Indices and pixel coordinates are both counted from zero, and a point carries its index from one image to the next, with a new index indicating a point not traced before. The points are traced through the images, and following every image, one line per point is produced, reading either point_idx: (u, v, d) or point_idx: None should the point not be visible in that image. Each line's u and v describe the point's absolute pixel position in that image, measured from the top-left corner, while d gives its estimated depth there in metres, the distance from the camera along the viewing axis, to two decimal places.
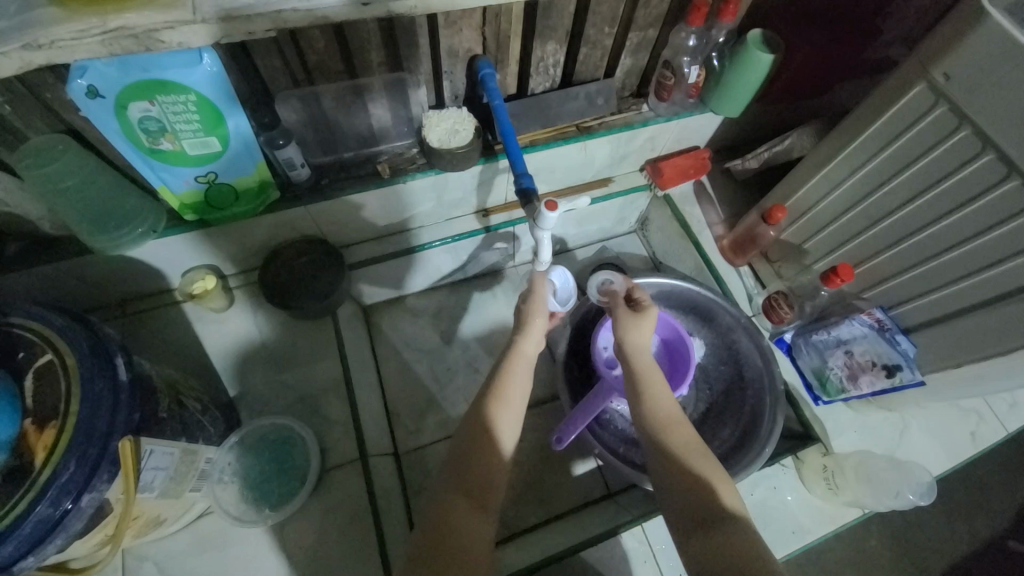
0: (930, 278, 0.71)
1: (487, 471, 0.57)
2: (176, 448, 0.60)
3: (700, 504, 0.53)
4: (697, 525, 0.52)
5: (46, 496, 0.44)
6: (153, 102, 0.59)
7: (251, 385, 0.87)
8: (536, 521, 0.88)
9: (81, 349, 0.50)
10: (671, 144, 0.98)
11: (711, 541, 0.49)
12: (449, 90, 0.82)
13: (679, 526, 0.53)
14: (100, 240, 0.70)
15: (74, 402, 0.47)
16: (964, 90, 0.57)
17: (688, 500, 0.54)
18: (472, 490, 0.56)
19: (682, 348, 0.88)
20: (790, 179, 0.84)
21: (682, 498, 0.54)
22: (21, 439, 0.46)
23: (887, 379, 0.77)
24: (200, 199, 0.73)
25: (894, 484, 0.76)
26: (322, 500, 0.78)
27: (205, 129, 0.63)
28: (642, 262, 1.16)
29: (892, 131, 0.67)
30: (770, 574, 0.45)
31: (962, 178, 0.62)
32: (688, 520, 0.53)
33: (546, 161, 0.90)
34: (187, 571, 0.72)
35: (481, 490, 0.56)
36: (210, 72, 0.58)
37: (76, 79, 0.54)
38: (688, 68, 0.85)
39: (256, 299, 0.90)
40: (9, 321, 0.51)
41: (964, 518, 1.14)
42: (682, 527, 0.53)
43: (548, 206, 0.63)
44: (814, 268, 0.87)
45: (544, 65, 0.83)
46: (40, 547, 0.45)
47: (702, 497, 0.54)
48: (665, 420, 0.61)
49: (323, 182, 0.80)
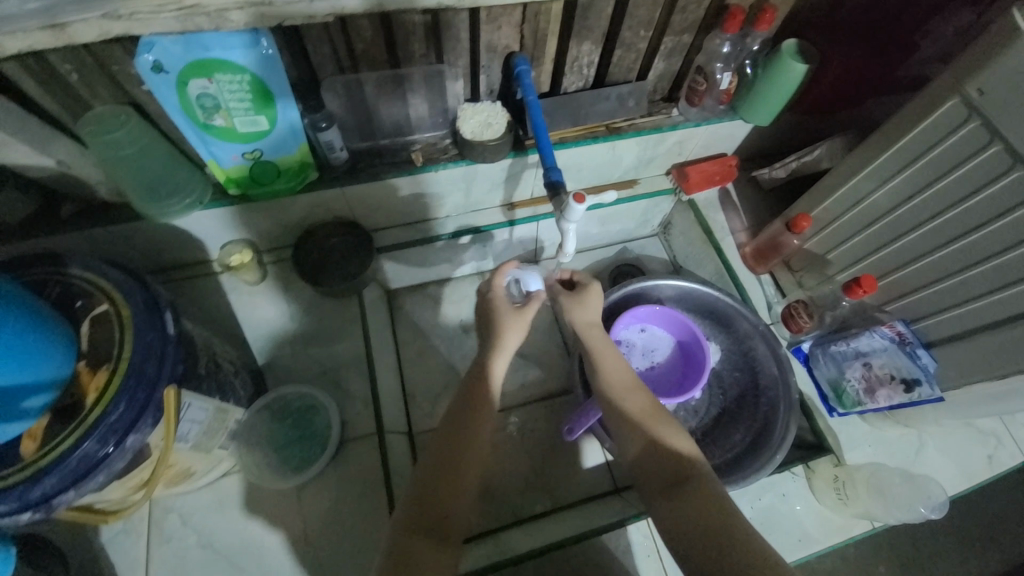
0: (955, 293, 0.70)
1: (443, 510, 0.58)
2: (210, 403, 0.64)
3: (664, 466, 0.60)
4: (665, 486, 0.59)
5: (95, 433, 0.48)
6: (211, 79, 0.63)
7: (278, 356, 0.91)
8: (542, 509, 0.90)
9: (135, 303, 0.54)
10: (699, 149, 0.99)
11: (677, 498, 0.57)
12: (484, 84, 0.85)
13: (651, 490, 0.60)
14: (152, 208, 0.74)
15: (127, 348, 0.52)
16: (998, 105, 0.58)
17: (656, 465, 0.61)
18: (429, 528, 0.56)
19: (699, 351, 0.90)
20: (817, 189, 0.84)
21: (650, 464, 0.61)
22: (75, 379, 0.51)
23: (905, 394, 0.76)
24: (245, 174, 0.76)
25: (907, 499, 0.75)
26: (338, 470, 0.81)
27: (255, 107, 0.67)
28: (662, 265, 1.17)
29: (923, 145, 0.67)
30: (725, 513, 0.53)
31: (990, 195, 0.62)
32: (658, 483, 0.60)
33: (574, 159, 0.92)
34: (209, 524, 0.77)
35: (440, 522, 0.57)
36: (266, 55, 0.62)
37: (144, 54, 0.58)
38: (721, 75, 0.86)
39: (287, 275, 0.94)
40: (69, 272, 0.56)
41: (977, 548, 1.12)
42: (653, 490, 0.60)
43: (576, 199, 0.65)
44: (837, 279, 0.87)
45: (579, 65, 0.85)
46: (82, 483, 0.48)
47: (666, 460, 0.61)
48: (622, 392, 0.68)
49: (360, 166, 0.83)
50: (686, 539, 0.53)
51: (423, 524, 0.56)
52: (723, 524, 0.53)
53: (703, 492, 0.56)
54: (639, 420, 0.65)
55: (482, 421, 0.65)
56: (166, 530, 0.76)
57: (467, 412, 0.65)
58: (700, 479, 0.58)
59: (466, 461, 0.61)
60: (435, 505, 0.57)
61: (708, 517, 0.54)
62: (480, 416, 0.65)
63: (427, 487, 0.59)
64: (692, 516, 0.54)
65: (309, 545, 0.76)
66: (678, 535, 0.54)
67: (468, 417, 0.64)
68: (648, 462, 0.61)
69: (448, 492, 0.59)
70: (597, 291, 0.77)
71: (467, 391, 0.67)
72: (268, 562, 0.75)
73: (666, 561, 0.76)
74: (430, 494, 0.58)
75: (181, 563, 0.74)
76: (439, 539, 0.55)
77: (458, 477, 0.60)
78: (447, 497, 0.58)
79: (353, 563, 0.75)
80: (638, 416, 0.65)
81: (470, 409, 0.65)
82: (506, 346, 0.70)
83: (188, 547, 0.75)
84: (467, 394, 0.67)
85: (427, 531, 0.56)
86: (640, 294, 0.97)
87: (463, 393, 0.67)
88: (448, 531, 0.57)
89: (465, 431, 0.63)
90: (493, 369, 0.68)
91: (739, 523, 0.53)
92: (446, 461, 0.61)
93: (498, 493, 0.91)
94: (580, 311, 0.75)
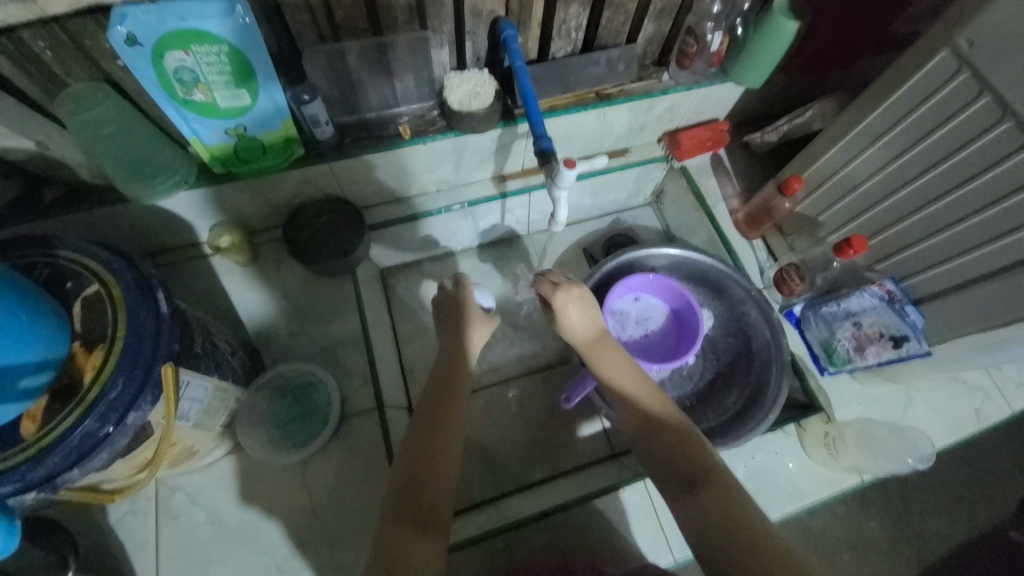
0: (942, 249, 0.71)
1: (429, 500, 0.57)
2: (209, 382, 0.65)
3: (686, 468, 0.58)
4: (688, 487, 0.56)
5: (94, 412, 0.48)
6: (188, 52, 0.60)
7: (274, 336, 0.91)
8: (542, 475, 0.92)
9: (126, 282, 0.54)
10: (690, 114, 0.98)
11: (699, 500, 0.54)
12: (470, 51, 0.83)
13: (670, 489, 0.58)
14: (136, 188, 0.73)
15: (121, 328, 0.51)
16: (988, 54, 0.57)
17: (677, 466, 0.58)
18: (419, 518, 0.55)
19: (692, 318, 0.90)
20: (809, 150, 0.84)
21: (670, 464, 0.59)
22: (70, 359, 0.51)
23: (893, 349, 0.78)
24: (230, 151, 0.75)
25: (897, 451, 0.79)
26: (341, 444, 0.83)
27: (236, 81, 0.65)
28: (655, 234, 1.17)
29: (913, 101, 0.67)
30: (757, 521, 0.51)
31: (979, 149, 0.62)
32: (676, 482, 0.58)
33: (565, 128, 0.90)
34: (216, 501, 0.78)
35: (429, 513, 0.56)
36: (243, 24, 0.60)
37: (116, 26, 0.56)
38: (711, 35, 0.84)
39: (279, 255, 0.94)
40: (56, 253, 0.55)
41: (963, 501, 1.16)
42: (674, 493, 0.57)
43: (565, 164, 0.64)
44: (828, 240, 0.88)
45: (566, 29, 0.82)
46: (85, 461, 0.49)
47: (687, 460, 0.58)
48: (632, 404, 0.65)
49: (346, 141, 0.82)
50: (711, 542, 0.51)
51: (410, 514, 0.55)
52: (751, 527, 0.51)
53: (728, 493, 0.54)
54: (657, 429, 0.62)
55: (456, 412, 0.64)
56: (173, 508, 0.77)
57: (440, 403, 0.64)
58: (725, 481, 0.55)
59: (447, 450, 0.61)
60: (426, 495, 0.57)
61: (734, 521, 0.51)
62: (455, 407, 0.64)
63: (416, 475, 0.58)
64: (715, 519, 0.52)
65: (315, 519, 0.78)
66: (700, 538, 0.52)
67: (442, 410, 0.63)
68: (669, 466, 0.59)
69: (430, 484, 0.58)
70: (559, 296, 0.68)
71: (437, 378, 0.67)
72: (275, 536, 0.76)
73: (663, 518, 0.78)
74: (420, 486, 0.57)
75: (190, 539, 0.75)
76: (426, 527, 0.55)
77: (440, 465, 0.59)
78: (431, 486, 0.57)
79: (361, 533, 0.77)
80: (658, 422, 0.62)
81: (442, 399, 0.65)
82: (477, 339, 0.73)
83: (196, 524, 0.76)
84: (438, 383, 0.66)
85: (414, 522, 0.55)
86: (634, 263, 0.97)
87: (434, 384, 0.66)
88: (436, 518, 0.56)
89: (443, 420, 0.63)
90: (461, 364, 0.69)
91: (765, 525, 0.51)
92: (426, 448, 0.60)
93: (499, 462, 0.92)
94: (570, 321, 0.69)
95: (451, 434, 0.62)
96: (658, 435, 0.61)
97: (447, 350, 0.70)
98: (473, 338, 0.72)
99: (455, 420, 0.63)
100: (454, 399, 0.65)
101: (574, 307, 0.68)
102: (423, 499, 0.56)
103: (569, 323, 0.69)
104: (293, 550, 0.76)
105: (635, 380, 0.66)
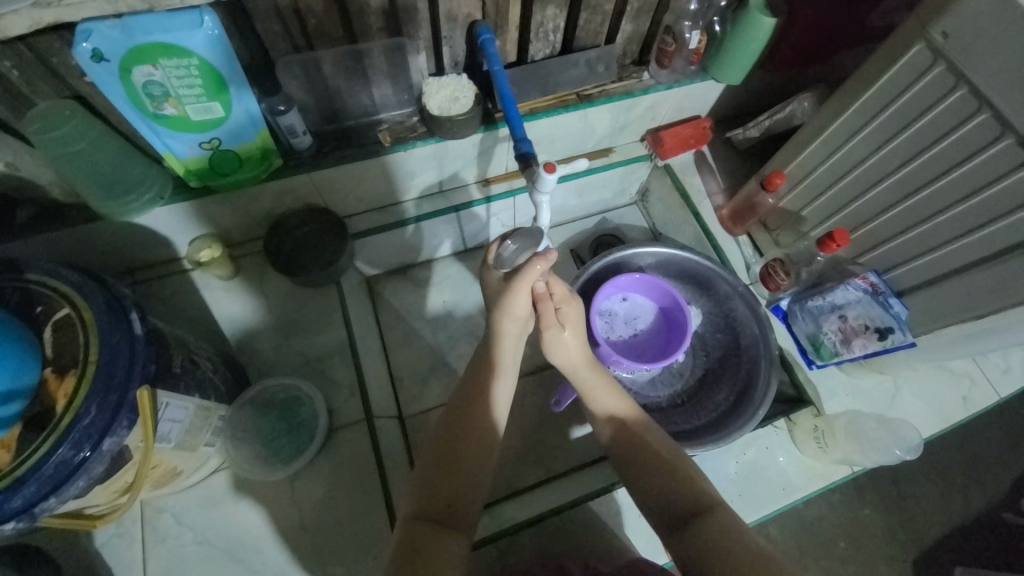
0: (923, 241, 0.72)
1: (454, 496, 0.58)
2: (190, 402, 0.64)
3: (682, 501, 0.59)
4: (681, 522, 0.58)
5: (68, 439, 0.47)
6: (156, 66, 0.59)
7: (259, 350, 0.90)
8: (536, 480, 0.92)
9: (97, 303, 0.52)
10: (671, 113, 0.98)
11: (694, 528, 0.55)
12: (448, 56, 0.82)
13: (668, 524, 0.59)
14: (109, 206, 0.71)
15: (93, 351, 0.50)
16: (962, 46, 0.57)
17: (671, 500, 0.59)
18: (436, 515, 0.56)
19: (680, 315, 0.90)
20: (791, 145, 0.84)
21: (666, 501, 0.60)
22: (42, 386, 0.49)
23: (879, 341, 0.78)
24: (205, 165, 0.73)
25: (882, 441, 0.78)
26: (331, 456, 0.82)
27: (207, 94, 0.64)
28: (641, 233, 1.17)
29: (892, 93, 0.67)
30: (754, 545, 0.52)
31: (955, 141, 0.63)
32: (675, 516, 0.58)
33: (547, 129, 0.90)
34: (203, 522, 0.76)
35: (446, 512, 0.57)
36: (213, 35, 0.58)
37: (81, 42, 0.55)
38: (689, 34, 0.83)
39: (260, 267, 0.92)
40: (24, 277, 0.53)
41: (954, 485, 1.18)
42: (673, 525, 0.58)
43: (546, 168, 0.63)
44: (811, 235, 0.88)
45: (544, 31, 0.82)
46: (62, 488, 0.48)
47: (682, 495, 0.59)
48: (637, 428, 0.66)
49: (324, 150, 0.80)
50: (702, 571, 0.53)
51: (430, 514, 0.56)
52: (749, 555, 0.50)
53: (721, 527, 0.54)
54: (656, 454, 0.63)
55: (484, 412, 0.63)
56: (160, 530, 0.75)
57: (473, 402, 0.63)
58: (716, 513, 0.56)
59: (476, 448, 0.61)
60: (442, 491, 0.58)
61: (726, 548, 0.52)
62: (489, 401, 0.64)
63: (432, 473, 0.59)
64: (707, 546, 0.53)
65: (306, 534, 0.77)
66: (692, 567, 0.53)
67: (470, 411, 0.63)
68: (666, 501, 0.60)
69: (456, 478, 0.59)
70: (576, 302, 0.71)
71: (472, 372, 0.67)
72: (266, 553, 0.75)
73: None
74: (429, 489, 0.58)
75: (178, 561, 0.74)
76: (446, 522, 0.56)
77: (467, 460, 0.60)
78: (456, 485, 0.59)
79: (353, 547, 0.76)
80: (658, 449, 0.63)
81: (474, 398, 0.64)
82: (509, 335, 0.67)
83: (184, 545, 0.75)
84: (472, 380, 0.66)
85: (434, 516, 0.56)
86: (621, 263, 0.97)
87: (464, 385, 0.66)
88: (459, 514, 0.58)
89: (474, 420, 0.62)
90: (491, 366, 0.66)
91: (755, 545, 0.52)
92: (448, 448, 0.60)
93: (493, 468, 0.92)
94: (563, 347, 0.69)
95: (485, 433, 0.62)
96: (653, 462, 0.62)
97: (481, 348, 0.69)
98: (507, 341, 0.67)
99: (489, 419, 0.63)
100: (489, 396, 0.64)
101: (571, 333, 0.69)
102: (433, 500, 0.57)
103: (562, 350, 0.69)
104: (285, 568, 0.75)
105: (622, 404, 0.68)
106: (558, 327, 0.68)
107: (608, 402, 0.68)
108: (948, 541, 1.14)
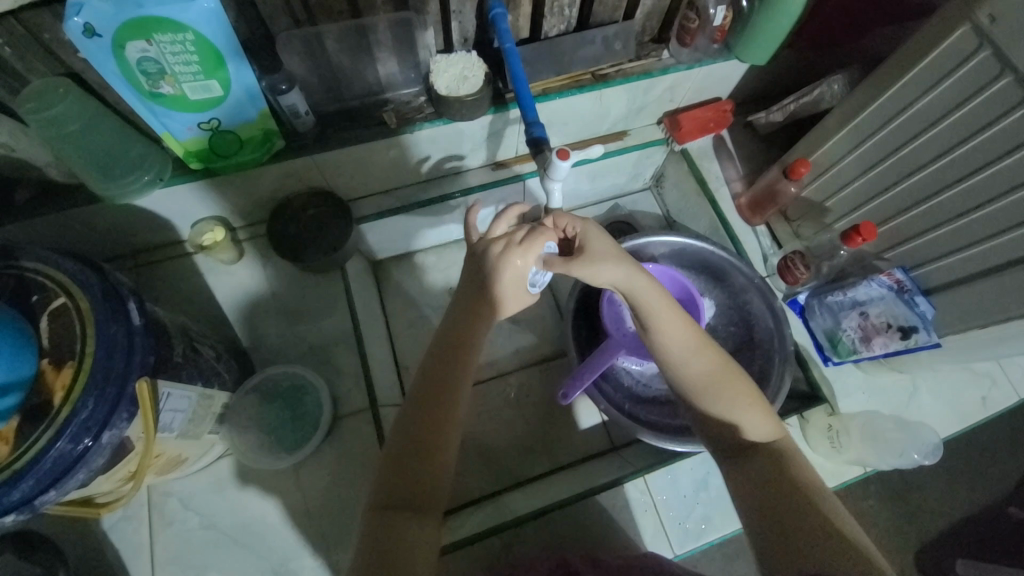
0: (955, 238, 0.68)
1: (427, 484, 0.56)
2: (192, 392, 0.63)
3: (740, 435, 0.59)
4: (739, 452, 0.59)
5: (66, 433, 0.46)
6: (150, 41, 0.56)
7: (264, 335, 0.89)
8: (541, 470, 0.91)
9: (94, 295, 0.51)
10: (690, 94, 0.93)
11: (746, 468, 0.57)
12: (457, 32, 0.77)
13: (722, 451, 0.60)
14: (108, 188, 0.70)
15: (90, 343, 0.49)
16: (1010, 30, 0.53)
17: (729, 432, 0.60)
18: (408, 500, 0.54)
19: (692, 308, 0.86)
20: (817, 131, 0.80)
21: (723, 431, 0.60)
22: (39, 378, 0.48)
23: (901, 341, 0.75)
24: (204, 146, 0.71)
25: (900, 444, 0.77)
26: (336, 444, 0.82)
27: (205, 71, 0.61)
28: (655, 220, 1.13)
29: (932, 79, 0.62)
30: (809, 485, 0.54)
31: (996, 133, 0.58)
32: (728, 446, 0.60)
33: (559, 111, 0.86)
34: (209, 507, 0.77)
35: (420, 497, 0.55)
36: (208, 10, 0.55)
37: (72, 16, 0.52)
38: (715, 10, 0.77)
39: (264, 252, 0.90)
40: (20, 264, 0.52)
41: (964, 479, 1.16)
42: (721, 456, 0.60)
43: (559, 155, 0.60)
44: (834, 227, 0.84)
45: (559, 5, 0.77)
46: (62, 482, 0.47)
47: (737, 429, 0.59)
48: (682, 356, 0.61)
49: (328, 132, 0.77)
50: (757, 505, 0.54)
51: (397, 501, 0.54)
52: (808, 505, 0.52)
53: (780, 464, 0.56)
54: (702, 387, 0.60)
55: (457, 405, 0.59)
56: (167, 514, 0.76)
57: (440, 393, 0.59)
58: (776, 452, 0.57)
59: (447, 439, 0.58)
60: (420, 479, 0.55)
61: (789, 485, 0.54)
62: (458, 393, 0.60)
63: (403, 460, 0.56)
64: (766, 485, 0.55)
65: (311, 520, 0.77)
66: (746, 496, 0.56)
67: (438, 399, 0.59)
68: (722, 431, 0.60)
69: (428, 471, 0.56)
70: (594, 225, 0.65)
71: (435, 357, 0.61)
72: (271, 539, 0.76)
73: (663, 515, 0.78)
74: (402, 471, 0.55)
75: (185, 545, 0.75)
76: (419, 509, 0.54)
77: (436, 453, 0.57)
78: (432, 475, 0.56)
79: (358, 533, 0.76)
80: (706, 387, 0.60)
81: (440, 382, 0.60)
82: (478, 330, 0.62)
83: (190, 529, 0.76)
84: (434, 363, 0.61)
85: (405, 504, 0.54)
86: (633, 253, 0.94)
87: (424, 377, 0.60)
88: (431, 502, 0.55)
89: (440, 407, 0.58)
90: (462, 359, 0.61)
91: (814, 499, 0.53)
92: (420, 441, 0.57)
93: (497, 457, 0.91)
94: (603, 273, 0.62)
95: (453, 420, 0.58)
96: (698, 397, 0.61)
97: (443, 336, 0.63)
98: (484, 330, 0.63)
99: (458, 407, 0.59)
100: (459, 381, 0.60)
101: (604, 260, 0.62)
102: (411, 488, 0.55)
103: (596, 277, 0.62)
104: (290, 552, 0.75)
105: (687, 336, 0.61)
106: (585, 255, 0.62)
107: (667, 330, 0.62)
108: (952, 534, 1.13)
